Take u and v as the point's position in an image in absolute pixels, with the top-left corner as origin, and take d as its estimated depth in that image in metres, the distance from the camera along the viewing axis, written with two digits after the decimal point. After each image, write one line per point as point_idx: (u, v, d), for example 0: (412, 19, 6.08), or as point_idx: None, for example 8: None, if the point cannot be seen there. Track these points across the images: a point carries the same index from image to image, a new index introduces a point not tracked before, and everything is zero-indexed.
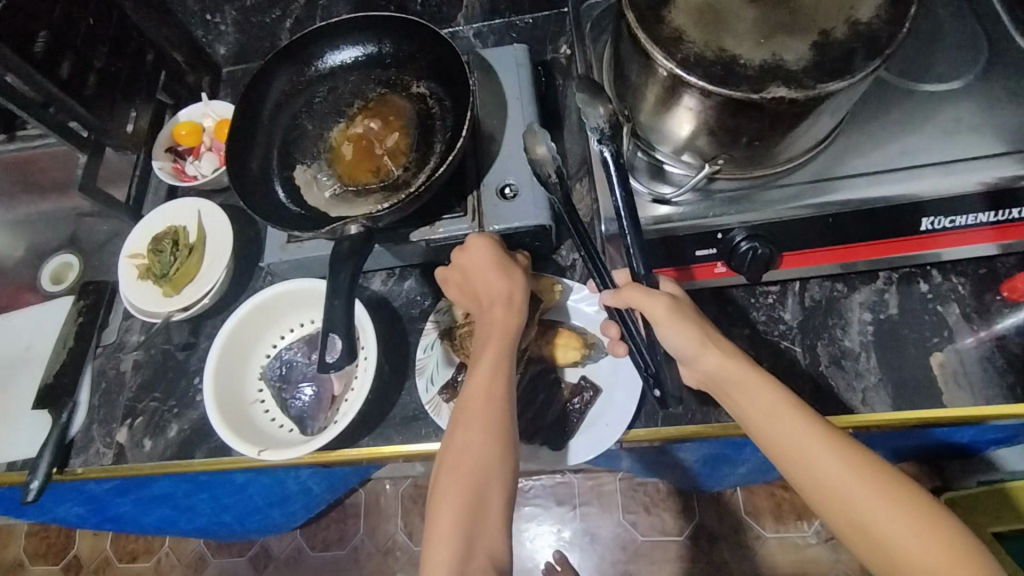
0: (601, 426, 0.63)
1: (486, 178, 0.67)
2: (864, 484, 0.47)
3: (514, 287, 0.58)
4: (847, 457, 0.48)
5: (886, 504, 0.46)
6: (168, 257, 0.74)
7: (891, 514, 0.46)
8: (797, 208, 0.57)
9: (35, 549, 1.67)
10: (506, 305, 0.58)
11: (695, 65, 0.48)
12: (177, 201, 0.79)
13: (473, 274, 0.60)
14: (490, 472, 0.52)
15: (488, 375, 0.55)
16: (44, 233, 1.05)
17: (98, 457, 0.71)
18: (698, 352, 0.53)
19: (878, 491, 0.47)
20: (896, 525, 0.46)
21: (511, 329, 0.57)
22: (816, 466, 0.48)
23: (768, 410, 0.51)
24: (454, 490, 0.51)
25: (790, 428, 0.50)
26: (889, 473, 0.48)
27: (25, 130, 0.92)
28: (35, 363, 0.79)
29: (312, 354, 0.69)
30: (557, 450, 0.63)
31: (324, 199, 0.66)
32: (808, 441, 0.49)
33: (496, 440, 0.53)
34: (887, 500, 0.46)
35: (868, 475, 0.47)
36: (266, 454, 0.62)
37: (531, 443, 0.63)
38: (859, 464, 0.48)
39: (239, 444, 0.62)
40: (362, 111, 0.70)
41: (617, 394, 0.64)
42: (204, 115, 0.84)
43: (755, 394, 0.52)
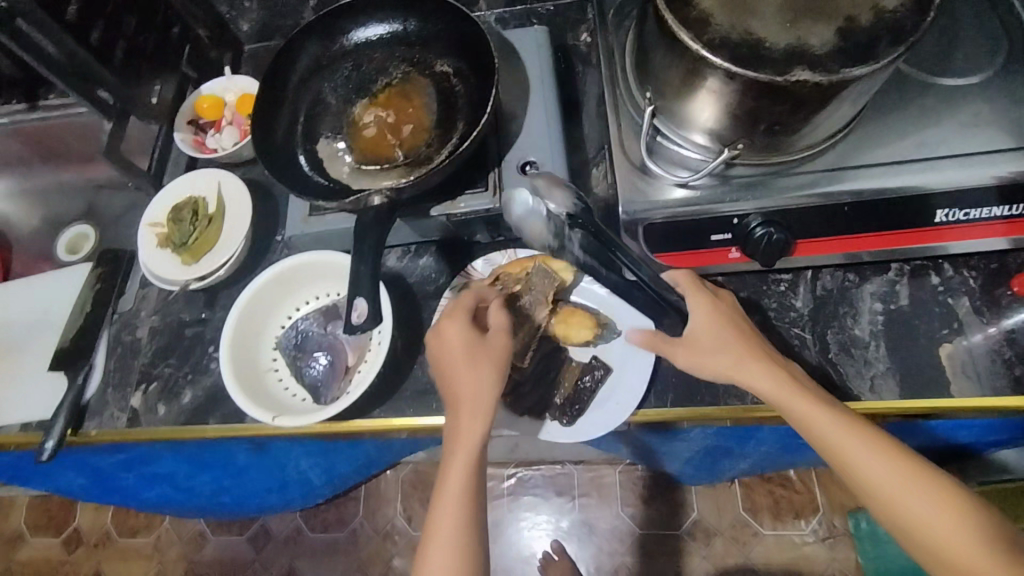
0: (611, 405, 0.64)
1: (508, 154, 0.68)
2: (910, 488, 0.49)
3: (480, 388, 0.56)
4: (899, 468, 0.50)
5: (940, 514, 0.48)
6: (187, 226, 0.75)
7: (946, 524, 0.48)
8: (813, 195, 0.58)
9: (35, 521, 1.68)
10: (474, 404, 0.55)
11: (721, 47, 0.49)
12: (197, 171, 0.80)
13: (442, 359, 0.58)
14: (467, 549, 0.52)
15: (456, 479, 0.54)
16: (60, 203, 1.06)
17: (112, 421, 0.72)
18: (743, 365, 0.55)
19: (930, 500, 0.49)
20: (951, 533, 0.47)
21: (476, 435, 0.54)
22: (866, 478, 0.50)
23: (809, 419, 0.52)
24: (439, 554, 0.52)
25: (839, 440, 0.51)
26: (939, 481, 0.49)
27: (47, 100, 0.94)
28: (51, 327, 0.80)
29: (328, 326, 0.69)
30: (566, 427, 0.64)
31: (346, 172, 0.67)
32: (853, 446, 0.51)
33: (460, 541, 0.52)
34: (940, 510, 0.48)
35: (919, 483, 0.49)
36: (280, 420, 0.63)
37: (541, 418, 0.64)
38: (908, 470, 0.50)
39: (255, 411, 0.63)
40: (384, 88, 0.71)
41: (628, 373, 0.65)
42: (226, 89, 0.85)
43: (797, 404, 0.53)
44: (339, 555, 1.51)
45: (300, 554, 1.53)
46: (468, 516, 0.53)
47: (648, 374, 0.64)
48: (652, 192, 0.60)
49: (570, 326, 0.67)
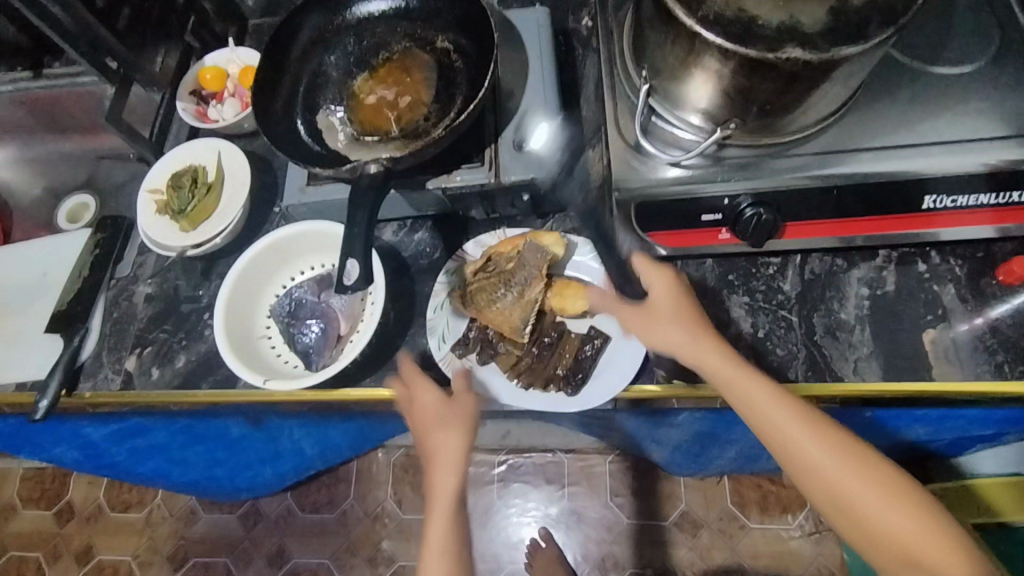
0: (611, 372, 0.65)
1: (505, 130, 0.69)
2: (849, 472, 0.50)
3: (447, 447, 0.57)
4: (837, 451, 0.51)
5: (875, 498, 0.49)
6: (186, 194, 0.75)
7: (880, 505, 0.49)
8: (803, 177, 0.59)
9: (28, 493, 1.69)
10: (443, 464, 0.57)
11: (715, 23, 0.50)
12: (197, 141, 0.81)
13: (414, 415, 0.61)
14: None
15: (440, 526, 0.56)
16: (62, 173, 1.07)
17: (106, 383, 0.73)
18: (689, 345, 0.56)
19: (867, 478, 0.50)
20: (882, 506, 0.49)
21: (451, 487, 0.56)
22: (805, 455, 0.51)
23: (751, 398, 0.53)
24: None
25: (776, 416, 0.52)
26: (878, 467, 0.50)
27: (53, 68, 0.96)
28: (49, 291, 0.81)
29: (322, 294, 0.70)
30: (570, 397, 0.64)
31: (343, 143, 0.68)
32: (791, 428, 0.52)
33: None
34: (877, 494, 0.49)
35: (861, 467, 0.50)
36: (271, 383, 0.64)
37: (547, 391, 0.65)
38: (848, 452, 0.51)
39: (247, 375, 0.64)
40: (384, 62, 0.72)
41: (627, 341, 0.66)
42: (230, 61, 0.85)
43: (739, 383, 0.54)
44: (329, 536, 1.52)
45: (290, 534, 1.54)
46: (458, 562, 0.55)
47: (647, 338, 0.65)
48: (644, 170, 0.61)
49: (565, 298, 0.67)
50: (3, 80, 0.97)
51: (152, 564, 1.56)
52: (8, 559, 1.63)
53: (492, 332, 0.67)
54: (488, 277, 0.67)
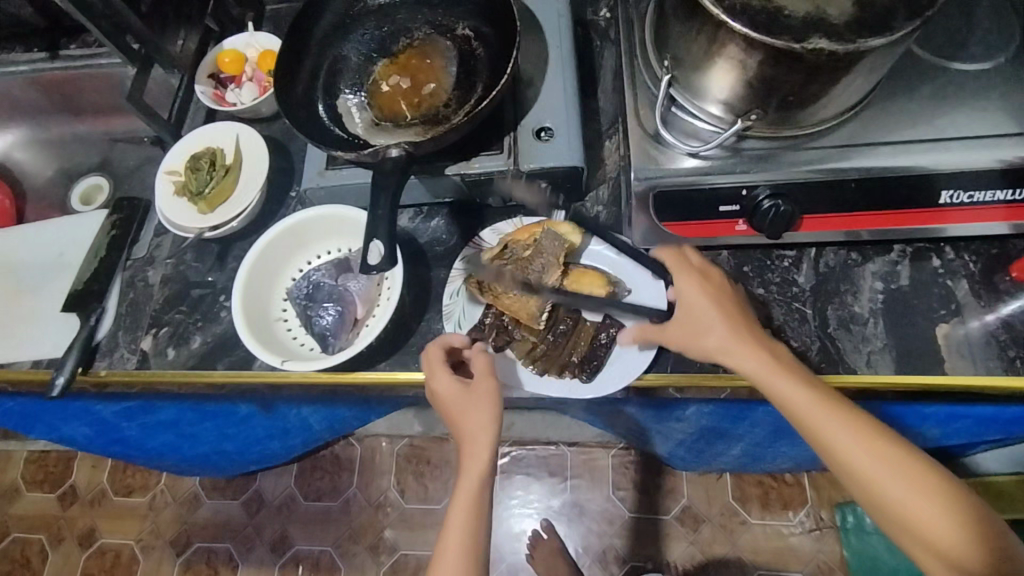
0: (627, 358, 0.66)
1: (525, 118, 0.69)
2: (891, 471, 0.51)
3: (485, 391, 0.61)
4: (880, 451, 0.52)
5: (921, 500, 0.51)
6: (204, 176, 0.76)
7: (924, 506, 0.50)
8: (822, 170, 0.59)
9: (32, 476, 1.70)
10: (473, 442, 0.60)
11: (741, 13, 0.51)
12: (215, 123, 0.81)
13: (433, 371, 0.63)
14: (472, 544, 0.57)
15: (463, 499, 0.59)
16: (77, 156, 1.07)
17: (123, 362, 0.73)
18: (725, 345, 0.57)
19: (909, 481, 0.51)
20: (927, 512, 0.50)
21: (480, 462, 0.59)
22: (842, 448, 0.52)
23: (797, 398, 0.54)
24: (452, 548, 0.57)
25: (827, 420, 0.52)
26: (925, 469, 0.51)
27: (68, 50, 0.99)
28: (65, 271, 0.81)
29: (340, 278, 0.71)
30: (586, 382, 0.65)
31: (363, 128, 0.69)
32: (835, 427, 0.52)
33: (466, 542, 0.57)
34: (922, 496, 0.51)
35: (904, 468, 0.51)
36: (288, 364, 0.65)
37: (561, 377, 0.66)
38: (892, 454, 0.52)
39: (265, 356, 0.65)
40: (405, 49, 0.74)
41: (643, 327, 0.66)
42: (248, 45, 0.86)
43: (780, 382, 0.54)
44: (332, 523, 1.53)
45: (292, 521, 1.54)
46: (474, 533, 0.58)
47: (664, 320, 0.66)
48: (663, 160, 0.62)
49: (583, 285, 0.67)
50: (21, 60, 0.99)
51: (155, 548, 1.57)
52: (11, 540, 1.64)
53: (508, 319, 0.67)
54: (505, 265, 0.67)
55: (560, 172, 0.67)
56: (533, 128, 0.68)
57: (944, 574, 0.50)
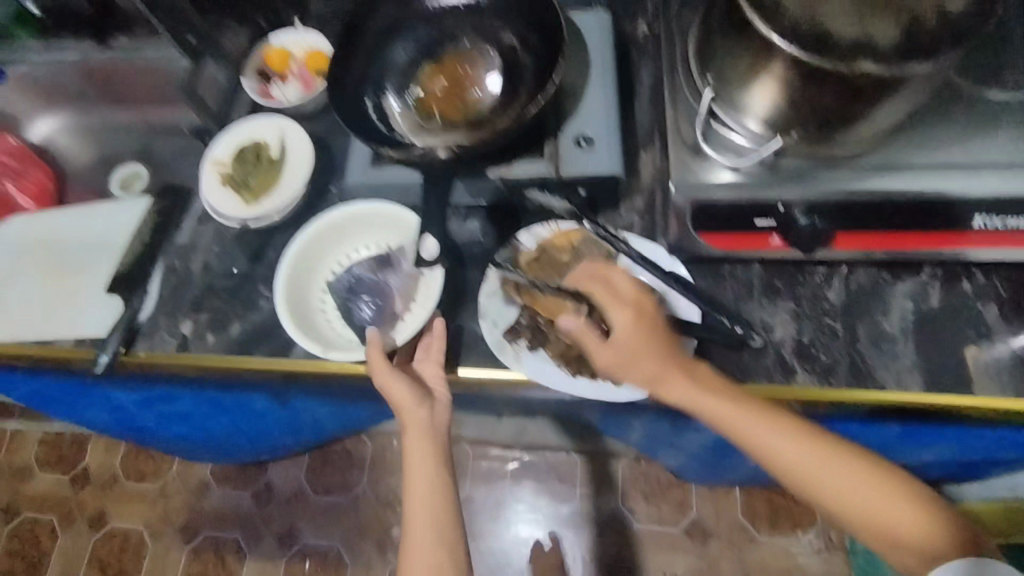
0: None
1: (565, 127, 0.71)
2: (816, 460, 0.57)
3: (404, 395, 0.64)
4: (802, 446, 0.57)
5: (845, 478, 0.56)
6: (250, 167, 0.78)
7: (849, 484, 0.56)
8: (856, 190, 0.61)
9: (45, 457, 1.72)
10: (418, 442, 0.64)
11: (791, 34, 0.53)
12: (258, 116, 0.83)
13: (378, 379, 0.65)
14: (446, 531, 0.62)
15: (422, 494, 0.63)
16: (117, 143, 1.10)
17: (162, 344, 0.75)
18: (665, 371, 0.59)
19: (832, 465, 0.57)
20: (852, 488, 0.56)
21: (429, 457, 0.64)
22: (786, 458, 0.57)
23: (722, 409, 0.58)
24: (424, 537, 0.61)
25: (748, 427, 0.57)
26: (840, 450, 0.57)
27: (116, 40, 1.01)
28: (109, 253, 0.83)
29: (379, 272, 0.72)
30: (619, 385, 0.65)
31: (409, 129, 0.71)
32: (757, 430, 0.57)
33: (433, 533, 0.61)
34: (845, 475, 0.57)
35: (825, 455, 0.57)
36: (331, 354, 0.68)
37: (596, 378, 0.66)
38: (811, 444, 0.57)
39: (307, 346, 0.67)
40: (452, 54, 0.76)
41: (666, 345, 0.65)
42: (295, 43, 0.89)
43: (706, 397, 0.58)
44: (340, 519, 1.54)
45: (301, 515, 1.56)
46: (442, 521, 0.62)
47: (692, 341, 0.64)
48: (699, 172, 0.64)
49: None
50: (70, 47, 1.02)
51: (163, 535, 1.58)
52: (21, 520, 1.66)
53: (543, 320, 0.68)
54: (542, 267, 0.69)
55: (599, 180, 0.69)
56: (574, 135, 0.70)
57: (878, 537, 0.57)
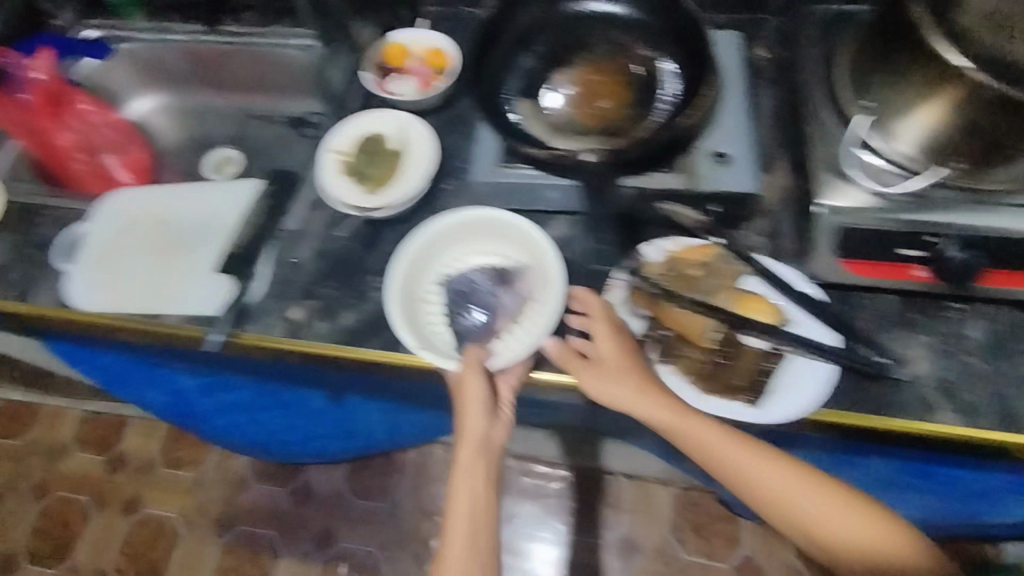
0: (796, 390, 0.63)
1: (703, 141, 0.70)
2: (794, 487, 0.62)
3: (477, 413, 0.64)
4: (782, 474, 0.62)
5: (819, 505, 0.62)
6: (370, 159, 0.78)
7: (823, 510, 0.62)
8: (1016, 228, 0.58)
9: (83, 437, 1.71)
10: (467, 457, 0.66)
11: (981, 62, 0.54)
12: (376, 110, 0.82)
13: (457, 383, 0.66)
14: (479, 544, 0.64)
15: (463, 506, 0.65)
16: (211, 128, 1.11)
17: (272, 328, 0.74)
18: (646, 396, 0.62)
19: (807, 492, 0.62)
20: (824, 512, 0.62)
21: (480, 472, 0.66)
22: (767, 484, 0.62)
23: (717, 441, 0.61)
24: (460, 549, 0.63)
25: (736, 456, 0.61)
26: (814, 478, 0.63)
27: (225, 26, 1.03)
28: (216, 232, 0.83)
29: (496, 283, 0.71)
30: (751, 407, 0.63)
31: (540, 131, 0.70)
32: (743, 460, 0.61)
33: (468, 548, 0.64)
34: (818, 502, 0.62)
35: (802, 484, 0.62)
36: (425, 352, 0.66)
37: (726, 398, 0.64)
38: (789, 474, 0.62)
39: (403, 339, 0.66)
40: (583, 62, 0.75)
41: (809, 369, 0.64)
42: (415, 41, 0.89)
43: (698, 428, 0.61)
44: (378, 524, 1.52)
45: (339, 516, 1.53)
46: (479, 533, 0.65)
47: (837, 368, 0.63)
48: (837, 191, 0.62)
49: (747, 310, 0.66)
50: (180, 31, 1.04)
51: (198, 525, 1.57)
52: (54, 499, 1.64)
53: (671, 333, 0.67)
54: (673, 279, 0.68)
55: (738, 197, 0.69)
56: (713, 151, 0.70)
57: (846, 556, 0.62)
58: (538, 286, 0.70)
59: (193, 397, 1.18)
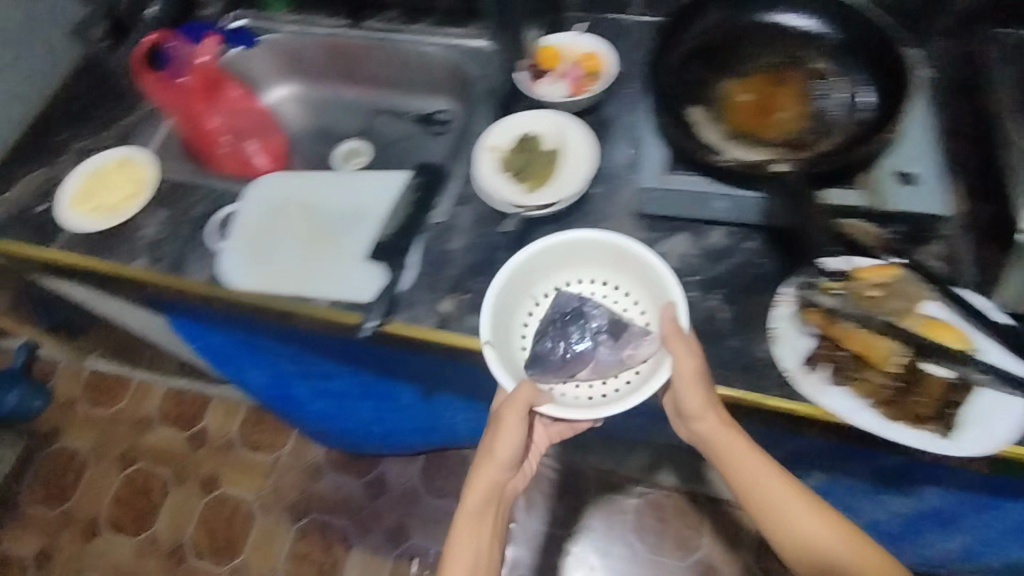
0: (989, 423, 0.60)
1: (887, 159, 0.69)
2: (805, 518, 0.61)
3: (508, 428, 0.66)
4: (796, 501, 0.62)
5: (835, 547, 0.59)
6: (529, 159, 0.79)
7: (837, 551, 0.59)
8: None
9: (167, 412, 1.76)
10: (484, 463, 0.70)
11: None
12: (533, 111, 0.82)
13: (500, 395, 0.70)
14: (478, 546, 0.68)
15: (474, 502, 0.69)
16: (339, 119, 1.13)
17: (422, 319, 0.74)
18: (703, 417, 0.63)
19: (823, 526, 0.60)
20: (841, 556, 0.59)
21: (490, 475, 0.70)
22: (777, 507, 0.62)
23: (738, 454, 0.63)
24: (465, 545, 0.68)
25: (753, 471, 0.63)
26: (838, 518, 0.61)
27: (368, 23, 1.06)
28: (365, 222, 0.84)
29: (599, 328, 0.69)
30: (943, 439, 0.60)
31: (719, 139, 0.70)
32: (756, 473, 0.63)
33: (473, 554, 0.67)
34: (834, 544, 0.59)
35: (818, 517, 0.61)
36: (489, 351, 0.66)
37: (912, 427, 0.61)
38: (807, 504, 0.62)
39: (482, 324, 0.65)
40: (759, 72, 0.74)
41: (1005, 404, 0.60)
42: (570, 45, 0.89)
43: (727, 439, 0.64)
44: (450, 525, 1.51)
45: (412, 513, 1.54)
46: (476, 533, 0.68)
47: None
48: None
49: (933, 335, 0.63)
50: (324, 25, 1.08)
51: (273, 509, 1.59)
52: (137, 470, 1.69)
53: (846, 353, 0.64)
54: (847, 298, 0.65)
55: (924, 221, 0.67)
56: (902, 169, 0.68)
57: None
58: (642, 357, 0.67)
59: (290, 376, 1.19)
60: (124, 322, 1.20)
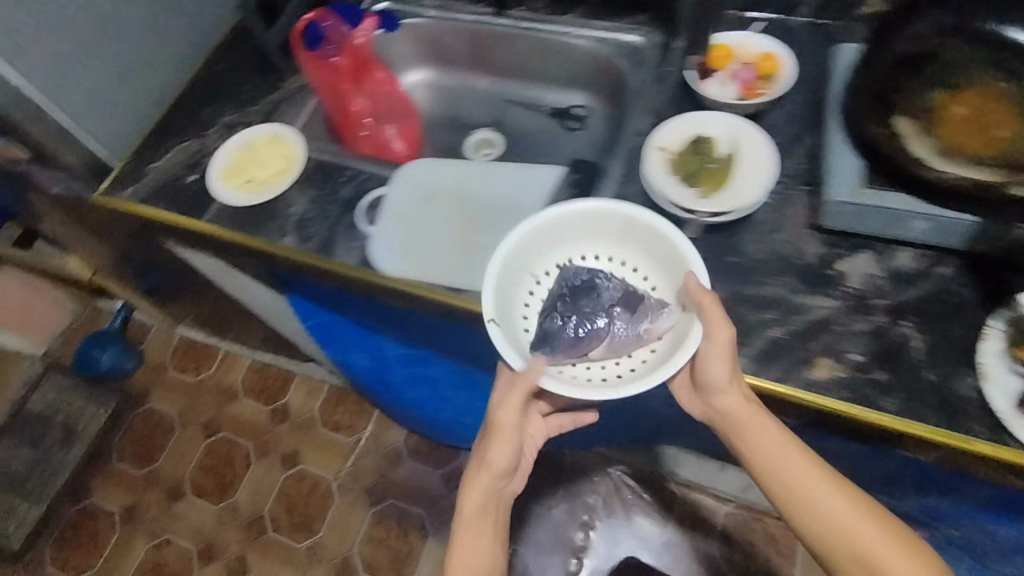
0: None
1: None
2: (832, 497, 0.59)
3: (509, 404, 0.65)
4: (822, 481, 0.59)
5: (862, 525, 0.57)
6: (704, 162, 0.75)
7: (862, 529, 0.57)
8: None
9: (251, 385, 1.80)
10: (490, 445, 0.68)
11: None
12: (706, 112, 0.79)
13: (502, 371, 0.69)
14: (486, 532, 0.68)
15: (478, 488, 0.68)
16: (470, 108, 1.11)
17: None
18: (727, 393, 0.63)
19: (844, 504, 0.58)
20: (867, 536, 0.57)
21: (495, 459, 0.68)
22: (802, 487, 0.60)
23: (760, 432, 0.62)
24: (469, 529, 0.67)
25: (774, 450, 0.61)
26: (859, 496, 0.59)
27: (512, 11, 1.04)
28: (520, 216, 0.84)
29: (615, 302, 0.67)
30: None
31: (922, 154, 0.65)
32: (778, 452, 0.61)
33: (484, 547, 0.67)
34: (861, 522, 0.57)
35: (840, 495, 0.59)
36: (493, 326, 0.64)
37: None
38: (830, 483, 0.60)
39: (485, 300, 0.65)
40: (990, 78, 0.65)
41: None
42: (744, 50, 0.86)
43: (752, 419, 0.63)
44: None
45: None
46: (483, 518, 0.68)
47: None
48: None
49: None
50: (467, 12, 1.06)
51: (350, 491, 1.60)
52: (220, 439, 1.73)
53: None
54: None
55: None
56: None
57: None
58: (656, 331, 0.65)
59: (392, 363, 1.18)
60: (240, 295, 1.22)
